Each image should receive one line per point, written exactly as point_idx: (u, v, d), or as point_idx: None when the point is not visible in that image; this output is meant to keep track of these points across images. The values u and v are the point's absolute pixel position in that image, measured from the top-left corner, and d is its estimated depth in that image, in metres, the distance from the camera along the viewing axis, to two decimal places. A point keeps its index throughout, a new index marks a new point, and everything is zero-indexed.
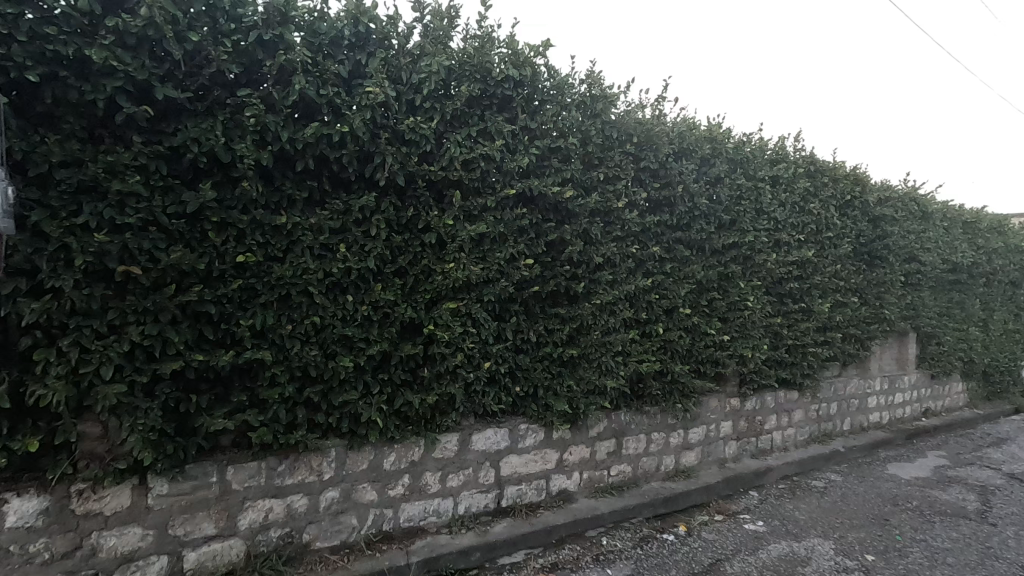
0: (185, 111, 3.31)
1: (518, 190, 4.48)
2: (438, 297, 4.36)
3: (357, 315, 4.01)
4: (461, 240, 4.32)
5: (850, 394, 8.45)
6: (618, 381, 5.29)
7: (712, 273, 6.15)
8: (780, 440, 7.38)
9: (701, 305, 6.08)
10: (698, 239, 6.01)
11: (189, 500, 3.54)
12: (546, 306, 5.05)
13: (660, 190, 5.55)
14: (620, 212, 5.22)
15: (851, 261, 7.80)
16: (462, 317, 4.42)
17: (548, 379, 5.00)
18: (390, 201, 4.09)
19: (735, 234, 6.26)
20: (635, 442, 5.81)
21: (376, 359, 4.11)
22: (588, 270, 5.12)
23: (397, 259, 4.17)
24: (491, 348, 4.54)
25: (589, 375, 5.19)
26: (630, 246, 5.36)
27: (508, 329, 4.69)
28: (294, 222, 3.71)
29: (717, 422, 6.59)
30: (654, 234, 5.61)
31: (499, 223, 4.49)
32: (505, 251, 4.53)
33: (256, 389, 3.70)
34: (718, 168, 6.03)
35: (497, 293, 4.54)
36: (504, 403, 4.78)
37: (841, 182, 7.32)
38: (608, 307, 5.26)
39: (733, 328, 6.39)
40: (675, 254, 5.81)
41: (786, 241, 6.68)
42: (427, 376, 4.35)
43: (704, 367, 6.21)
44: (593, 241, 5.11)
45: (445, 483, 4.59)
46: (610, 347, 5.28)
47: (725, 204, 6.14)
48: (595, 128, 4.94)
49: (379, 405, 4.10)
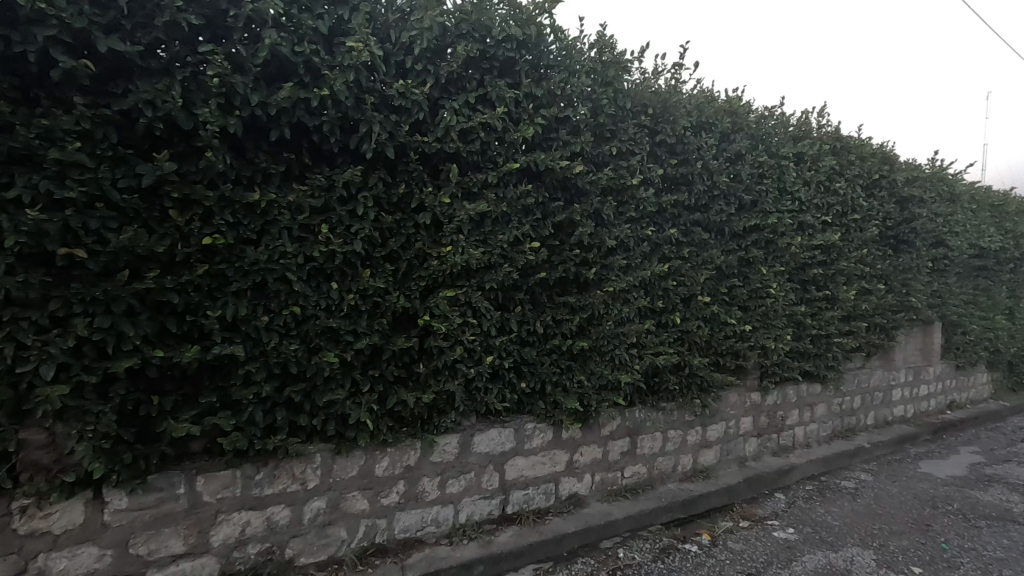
0: (137, 70, 2.87)
1: (523, 164, 4.02)
2: (435, 284, 3.93)
3: (342, 305, 3.58)
4: (460, 221, 3.89)
5: (874, 386, 7.99)
6: (632, 376, 4.86)
7: (732, 258, 5.69)
8: (802, 436, 6.94)
9: (721, 292, 5.62)
10: (718, 221, 5.55)
11: (154, 515, 3.13)
12: (554, 295, 4.61)
13: (677, 167, 5.09)
14: (634, 190, 4.76)
15: (877, 245, 7.32)
16: (462, 306, 3.98)
17: (557, 374, 4.57)
18: (379, 176, 3.65)
19: (758, 215, 5.79)
20: (651, 441, 5.38)
21: (366, 354, 3.68)
22: (599, 255, 4.68)
23: (388, 242, 3.73)
24: (494, 342, 4.11)
25: (601, 370, 4.76)
26: (645, 228, 4.90)
27: (513, 320, 4.26)
28: (269, 199, 3.27)
29: (737, 418, 6.15)
30: (671, 215, 5.15)
31: (503, 201, 4.04)
32: (509, 233, 4.09)
33: (228, 388, 3.28)
34: (739, 143, 5.56)
35: (500, 281, 4.09)
36: (508, 401, 4.35)
37: (868, 160, 6.82)
38: (622, 295, 4.82)
39: (755, 318, 5.94)
40: (693, 238, 5.40)
41: (811, 224, 6.20)
42: (423, 372, 3.92)
43: (723, 359, 5.77)
44: (605, 223, 4.66)
45: (445, 489, 4.17)
46: (624, 338, 4.84)
47: (747, 182, 5.66)
48: (607, 96, 4.48)
49: (369, 405, 3.68)
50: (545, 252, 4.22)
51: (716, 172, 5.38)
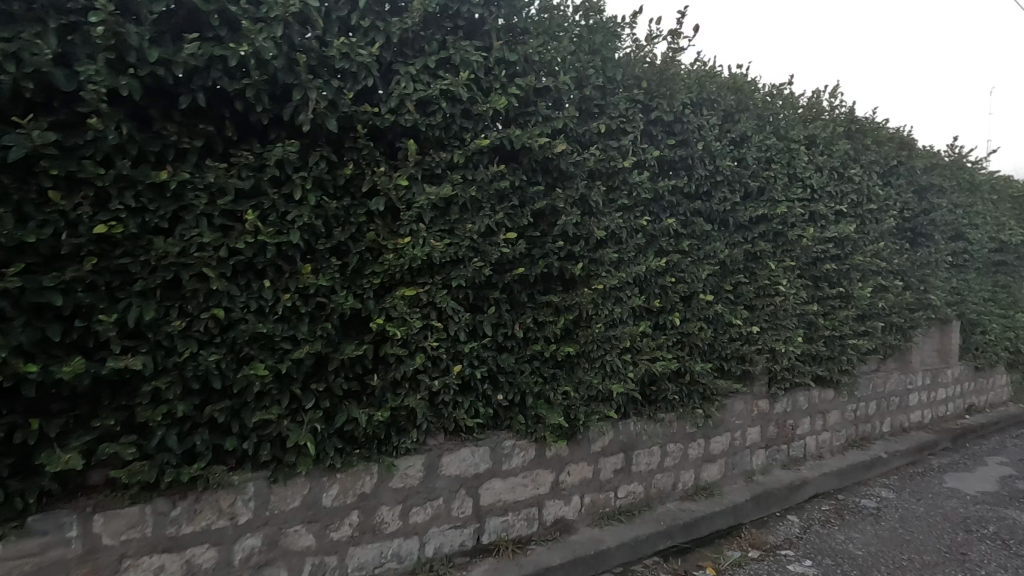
0: (3, 18, 2.33)
1: (495, 141, 3.46)
2: (392, 282, 3.37)
3: (277, 307, 3.02)
4: (421, 208, 3.32)
5: (891, 391, 7.41)
6: (625, 385, 4.29)
7: (737, 252, 5.12)
8: (814, 447, 6.37)
9: (724, 290, 5.07)
10: (720, 211, 4.99)
11: (38, 564, 2.57)
12: (535, 294, 4.05)
13: (674, 149, 4.53)
14: (626, 174, 4.19)
15: (894, 238, 6.74)
16: (425, 308, 3.42)
17: (539, 384, 4.01)
18: (321, 155, 3.09)
19: (766, 205, 5.21)
20: (648, 457, 4.82)
21: (308, 365, 3.12)
22: (587, 248, 4.11)
23: (334, 233, 3.18)
24: (464, 349, 3.54)
25: (590, 379, 4.19)
26: (640, 218, 4.33)
27: (487, 324, 3.69)
28: (180, 180, 2.72)
29: (743, 429, 5.58)
30: (668, 204, 4.60)
31: (472, 185, 3.48)
32: (480, 222, 3.52)
33: (133, 407, 2.73)
34: (744, 124, 5.00)
35: (471, 278, 3.53)
36: (482, 416, 3.78)
37: (886, 145, 6.24)
38: (613, 294, 4.25)
39: (763, 319, 5.37)
40: (693, 229, 4.84)
41: (824, 214, 5.62)
42: (379, 385, 3.36)
43: (727, 365, 5.20)
44: (593, 212, 4.10)
45: (407, 519, 3.61)
46: (616, 343, 4.27)
47: (754, 167, 5.09)
48: (593, 65, 3.92)
49: (312, 425, 3.13)
50: (522, 245, 3.65)
51: (719, 155, 4.81)
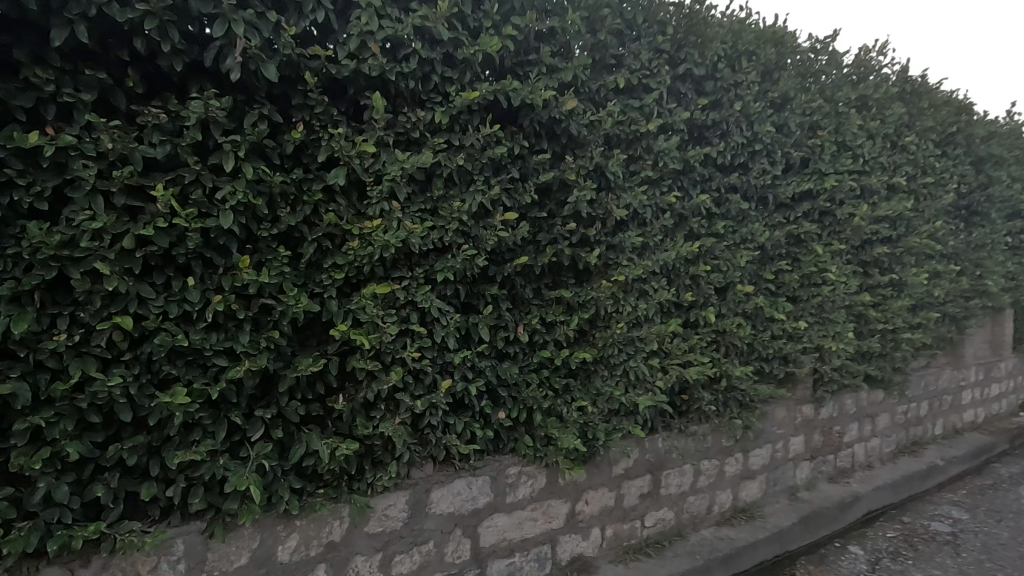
0: None
1: (487, 95, 2.73)
2: (360, 277, 2.67)
3: (206, 312, 2.33)
4: (394, 183, 2.60)
5: (944, 389, 6.61)
6: (653, 396, 3.56)
7: (780, 234, 4.37)
8: (863, 456, 5.61)
9: (762, 279, 4.34)
10: (759, 187, 4.24)
11: None
12: (541, 288, 3.34)
13: (706, 111, 3.78)
14: (649, 141, 3.45)
15: (949, 217, 5.93)
16: (403, 310, 2.72)
17: (548, 398, 3.30)
18: (259, 113, 2.39)
19: (812, 178, 4.44)
20: (679, 477, 4.10)
21: (250, 386, 2.42)
22: (603, 231, 3.39)
23: (281, 215, 2.47)
24: (454, 359, 2.84)
25: (611, 390, 3.48)
26: (667, 195, 3.59)
27: (483, 328, 2.98)
28: (61, 145, 2.03)
29: (786, 439, 4.84)
30: (699, 179, 3.85)
31: (459, 153, 2.76)
32: (470, 200, 2.80)
33: (8, 450, 2.05)
34: (787, 81, 4.22)
35: (461, 270, 2.82)
36: (479, 439, 3.08)
37: (943, 109, 5.43)
38: (634, 287, 3.54)
39: (808, 312, 4.61)
40: (727, 209, 4.11)
41: (878, 188, 4.84)
42: (345, 408, 2.66)
43: (768, 366, 4.46)
44: (611, 188, 3.38)
45: (389, 572, 2.90)
46: (641, 346, 3.55)
47: (798, 134, 4.32)
48: (608, 4, 3.18)
49: (257, 462, 2.43)
50: (524, 227, 2.93)
51: (759, 119, 4.05)
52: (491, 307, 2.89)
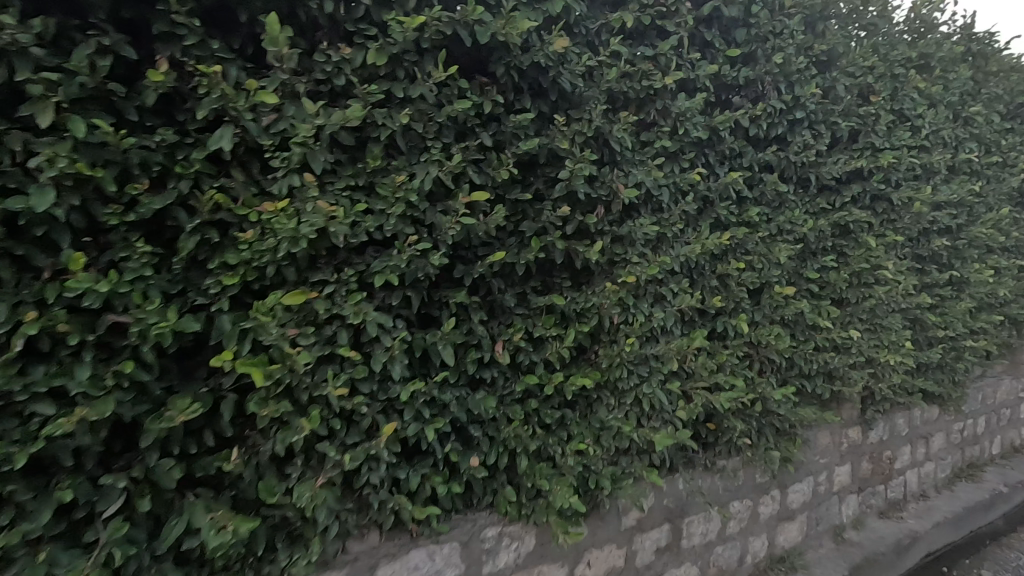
0: None
1: (440, 24, 1.96)
2: (265, 282, 1.91)
3: (15, 335, 1.56)
4: (308, 149, 1.84)
5: (1004, 402, 5.74)
6: (673, 431, 2.77)
7: (827, 224, 3.56)
8: (916, 484, 4.78)
9: (802, 278, 3.54)
10: (800, 165, 3.44)
11: None
12: (527, 293, 2.59)
13: (737, 67, 3.00)
14: (666, 100, 2.67)
15: (1014, 203, 5.07)
16: (327, 328, 1.96)
17: (536, 436, 2.53)
18: (99, 44, 1.63)
19: (865, 154, 3.63)
20: (704, 525, 3.30)
21: (92, 441, 1.66)
22: (607, 219, 2.62)
23: (138, 194, 1.71)
24: (401, 394, 2.07)
25: (619, 423, 2.70)
26: (690, 173, 2.81)
27: (445, 349, 2.22)
28: None
29: (830, 470, 4.02)
30: (730, 153, 3.07)
31: (404, 109, 2.00)
32: (421, 174, 2.04)
33: None
34: (835, 34, 3.42)
35: (410, 272, 2.05)
36: (444, 496, 2.31)
37: (1011, 74, 4.58)
38: (647, 291, 2.77)
39: (858, 319, 3.81)
40: (761, 192, 3.32)
41: (941, 167, 4.00)
42: (245, 465, 1.89)
43: (812, 385, 3.65)
44: (616, 162, 2.62)
45: None
46: (657, 368, 2.78)
47: (848, 100, 3.51)
48: None
49: (107, 552, 1.66)
50: (499, 211, 2.16)
51: (801, 80, 3.26)
52: (453, 321, 2.12)
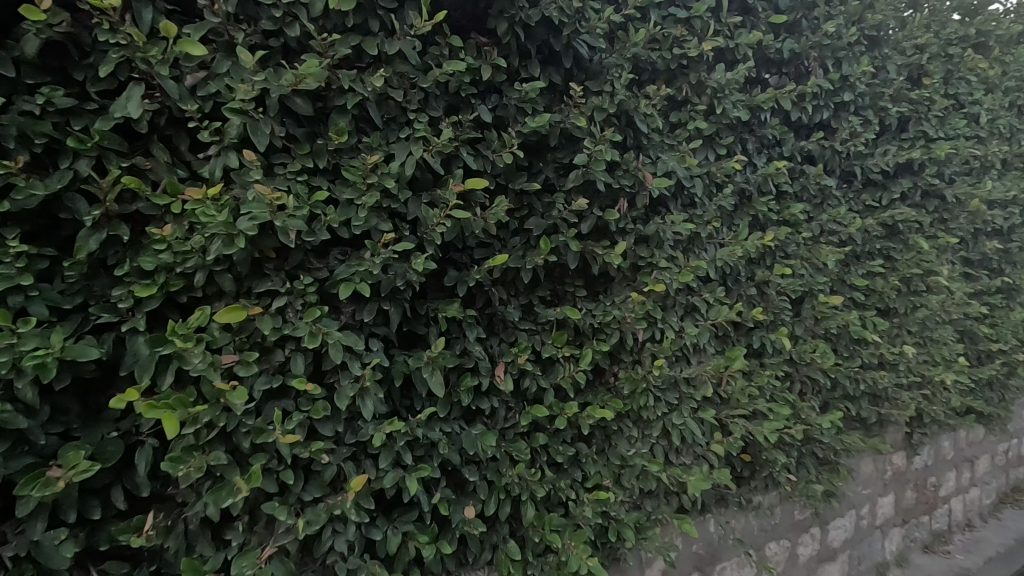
0: None
1: None
2: (195, 293, 1.45)
3: None
4: (249, 118, 1.39)
5: None
6: (708, 469, 2.32)
7: (877, 223, 3.10)
8: (962, 513, 4.31)
9: (847, 286, 3.10)
10: (845, 155, 3.00)
11: None
12: (534, 305, 2.15)
13: (779, 39, 2.56)
14: (701, 73, 2.23)
15: None
16: (277, 353, 1.51)
17: (545, 479, 2.09)
18: None
19: (918, 144, 3.18)
20: (738, 572, 2.84)
21: None
22: (630, 215, 2.18)
23: (13, 173, 1.25)
24: (373, 437, 1.61)
25: (644, 460, 2.25)
26: (729, 160, 2.36)
27: (432, 375, 1.77)
28: None
29: (874, 502, 3.56)
30: (770, 140, 2.63)
31: (379, 71, 1.56)
32: (400, 156, 1.60)
33: None
34: (888, 5, 2.98)
35: (386, 280, 1.61)
36: (432, 559, 1.85)
37: None
38: (675, 302, 2.34)
39: (907, 332, 3.36)
40: (803, 186, 2.88)
41: (999, 161, 3.55)
42: (167, 535, 1.43)
43: (858, 407, 3.19)
44: (641, 147, 2.18)
45: None
46: (688, 393, 2.34)
47: (900, 82, 3.07)
48: None
49: None
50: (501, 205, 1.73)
51: (851, 56, 2.81)
52: (442, 341, 1.67)
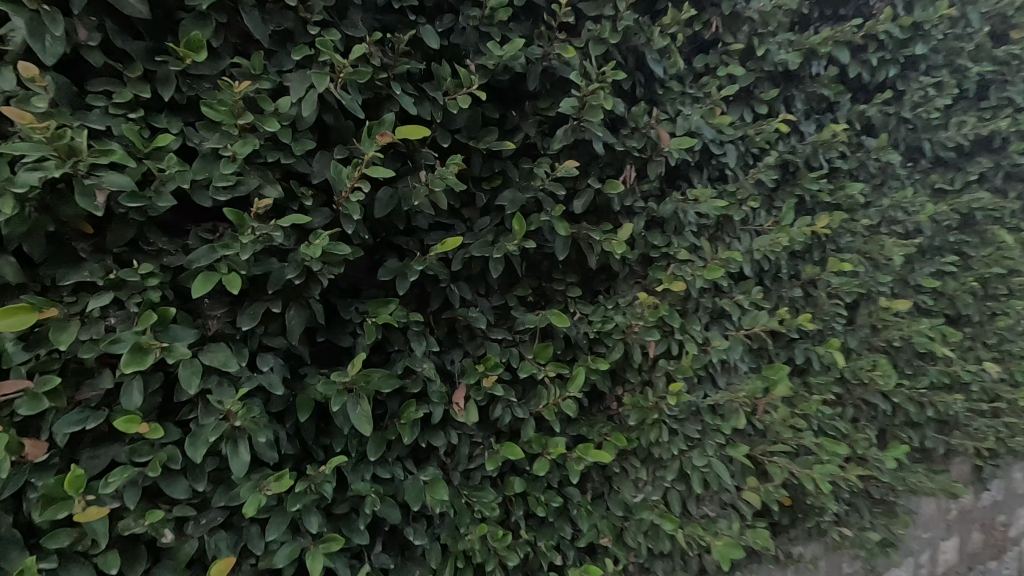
0: None
1: None
2: None
3: None
4: (29, 12, 0.87)
5: None
6: (738, 526, 1.77)
7: (951, 211, 2.50)
8: None
9: (912, 287, 2.51)
10: (914, 125, 2.41)
11: None
12: (511, 308, 1.65)
13: None
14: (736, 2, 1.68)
15: None
16: (101, 377, 1.01)
17: (518, 539, 1.57)
18: None
19: (1004, 114, 2.57)
20: None
21: None
22: (640, 190, 1.65)
23: None
24: (246, 506, 1.08)
25: (654, 513, 1.71)
26: (770, 122, 1.81)
27: (354, 405, 1.27)
28: None
29: (935, 549, 2.95)
30: (822, 101, 2.06)
31: None
32: (295, 87, 1.09)
33: None
34: None
35: (276, 269, 1.12)
36: None
37: None
38: (697, 306, 1.79)
39: (984, 346, 2.74)
40: (861, 162, 2.30)
41: None
42: None
43: (922, 438, 2.60)
44: (654, 100, 1.65)
45: None
46: (712, 425, 1.80)
47: (984, 34, 2.46)
48: None
49: None
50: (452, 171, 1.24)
51: None
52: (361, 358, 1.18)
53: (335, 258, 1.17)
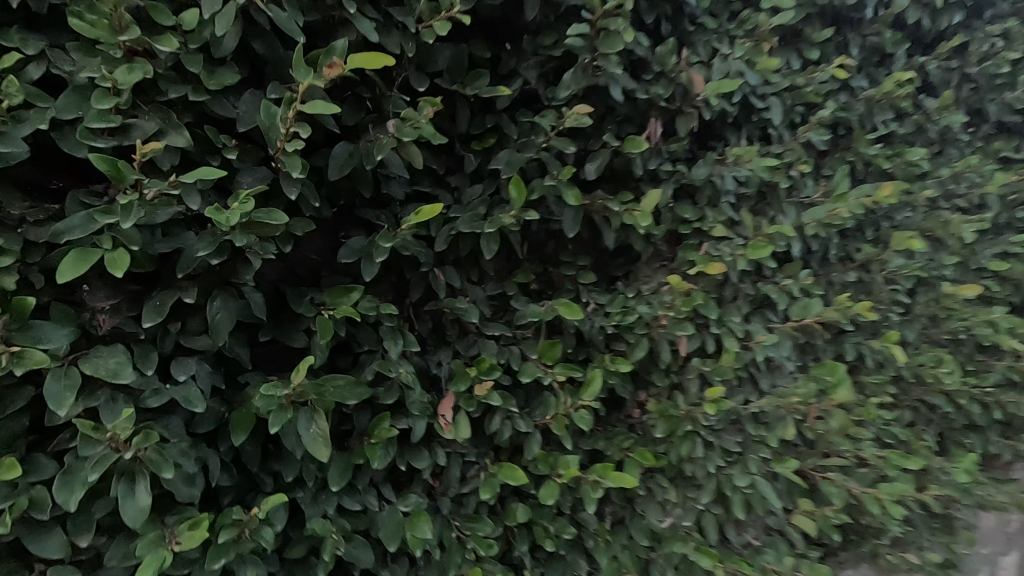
0: None
1: None
2: None
3: None
4: None
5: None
6: (789, 559, 1.46)
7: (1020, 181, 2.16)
8: None
9: (975, 271, 2.18)
10: (977, 82, 2.08)
11: None
12: (512, 297, 1.36)
13: None
14: None
15: None
16: None
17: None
18: None
19: None
20: None
21: None
22: (666, 151, 1.35)
23: None
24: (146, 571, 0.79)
25: (686, 545, 1.41)
26: (822, 71, 1.49)
27: (305, 422, 0.98)
28: None
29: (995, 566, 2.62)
30: (878, 49, 1.74)
31: None
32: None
33: None
34: None
35: (188, 244, 0.84)
36: None
37: None
38: (736, 294, 1.48)
39: None
40: (918, 125, 1.97)
41: None
42: None
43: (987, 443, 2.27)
44: (683, 39, 1.34)
45: None
46: (755, 436, 1.49)
47: None
48: None
49: None
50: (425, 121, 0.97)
51: None
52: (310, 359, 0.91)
53: (271, 229, 0.89)
